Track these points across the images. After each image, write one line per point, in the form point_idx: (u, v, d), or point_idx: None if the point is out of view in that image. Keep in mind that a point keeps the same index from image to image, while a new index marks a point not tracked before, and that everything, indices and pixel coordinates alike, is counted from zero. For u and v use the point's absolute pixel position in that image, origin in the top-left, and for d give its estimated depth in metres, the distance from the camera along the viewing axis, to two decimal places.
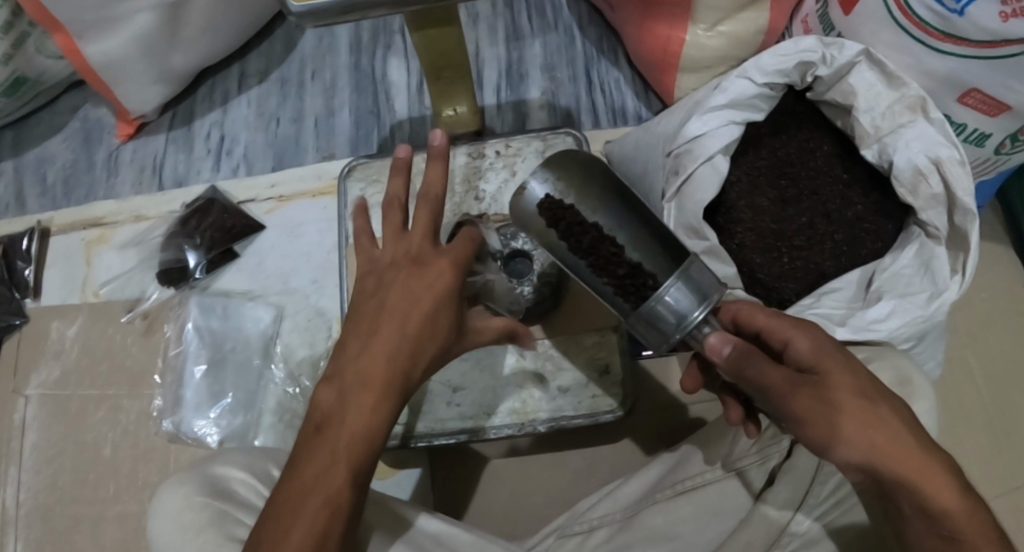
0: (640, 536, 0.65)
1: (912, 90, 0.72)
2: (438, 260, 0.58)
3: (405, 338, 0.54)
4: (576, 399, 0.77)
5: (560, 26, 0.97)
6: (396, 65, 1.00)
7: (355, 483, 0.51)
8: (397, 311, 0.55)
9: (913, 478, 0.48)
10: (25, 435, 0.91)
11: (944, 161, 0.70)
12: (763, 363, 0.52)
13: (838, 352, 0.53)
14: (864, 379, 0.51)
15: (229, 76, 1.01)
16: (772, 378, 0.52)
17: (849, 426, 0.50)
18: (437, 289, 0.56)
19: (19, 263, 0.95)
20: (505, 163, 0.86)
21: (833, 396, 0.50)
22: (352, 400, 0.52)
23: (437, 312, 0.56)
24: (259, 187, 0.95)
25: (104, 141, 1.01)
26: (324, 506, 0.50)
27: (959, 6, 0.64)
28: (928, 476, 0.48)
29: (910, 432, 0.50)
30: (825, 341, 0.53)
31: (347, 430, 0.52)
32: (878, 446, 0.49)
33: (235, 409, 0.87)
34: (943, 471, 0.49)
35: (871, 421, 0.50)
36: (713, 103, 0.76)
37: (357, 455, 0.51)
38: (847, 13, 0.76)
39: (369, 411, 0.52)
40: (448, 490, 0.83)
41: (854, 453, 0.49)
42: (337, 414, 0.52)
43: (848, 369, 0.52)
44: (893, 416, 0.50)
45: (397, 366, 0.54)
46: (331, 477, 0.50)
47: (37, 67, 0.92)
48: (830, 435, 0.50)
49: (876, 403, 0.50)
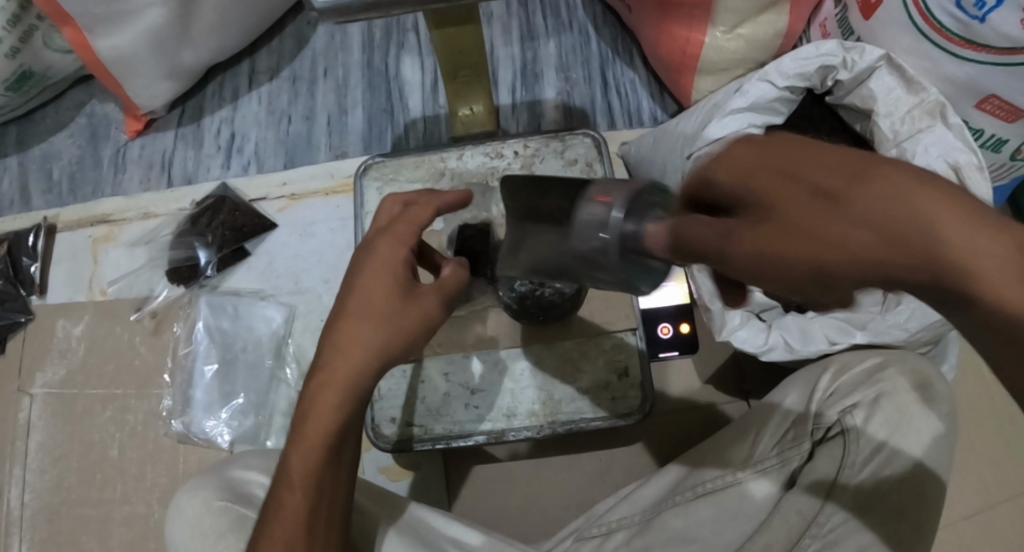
0: (661, 538, 0.65)
1: (931, 95, 0.72)
2: (383, 237, 0.56)
3: (353, 329, 0.52)
4: (594, 402, 0.76)
5: (575, 26, 0.97)
6: (409, 63, 0.99)
7: (317, 492, 0.51)
8: (349, 299, 0.54)
9: (950, 270, 0.32)
10: (30, 434, 0.89)
11: (963, 166, 0.71)
12: (696, 224, 0.37)
13: (773, 145, 0.35)
14: (824, 164, 0.34)
15: (239, 72, 1.00)
16: (710, 237, 0.36)
17: (818, 255, 0.33)
18: (369, 267, 0.55)
19: (24, 259, 0.93)
20: (523, 164, 0.85)
21: (784, 218, 0.34)
22: (306, 404, 0.52)
23: (374, 285, 0.54)
24: (270, 185, 0.95)
25: (111, 136, 1.00)
26: (288, 514, 0.51)
27: (981, 13, 0.64)
28: (987, 279, 0.31)
29: (939, 211, 0.32)
30: (739, 146, 0.36)
31: (301, 443, 0.51)
32: (878, 248, 0.32)
33: (246, 410, 0.87)
34: (1017, 258, 0.31)
35: (849, 226, 0.32)
36: (733, 106, 0.75)
37: (309, 461, 0.51)
38: (867, 18, 0.76)
39: (318, 413, 0.51)
40: (462, 490, 0.83)
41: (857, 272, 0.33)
42: (297, 425, 0.52)
43: (789, 164, 0.34)
44: (898, 203, 0.32)
45: (349, 362, 0.52)
46: (289, 492, 0.51)
47: (44, 61, 0.91)
48: (802, 278, 0.34)
49: (844, 198, 0.33)
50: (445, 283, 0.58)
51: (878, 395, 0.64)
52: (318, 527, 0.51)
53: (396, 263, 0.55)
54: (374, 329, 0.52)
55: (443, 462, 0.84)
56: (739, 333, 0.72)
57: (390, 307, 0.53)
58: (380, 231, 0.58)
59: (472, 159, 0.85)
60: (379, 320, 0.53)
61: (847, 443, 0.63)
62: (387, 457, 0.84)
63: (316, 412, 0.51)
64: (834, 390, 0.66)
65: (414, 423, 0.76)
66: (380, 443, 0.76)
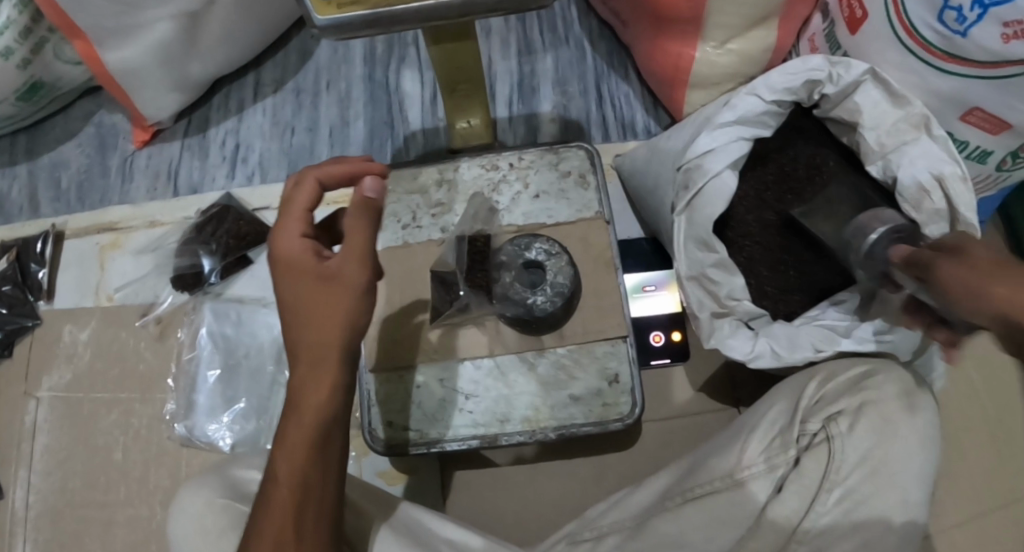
0: (651, 543, 0.67)
1: (916, 108, 0.74)
2: (277, 235, 0.56)
3: (303, 330, 0.54)
4: (586, 407, 0.78)
5: (572, 41, 0.99)
6: (410, 77, 1.02)
7: (304, 489, 0.53)
8: (285, 310, 0.54)
9: None
10: (36, 436, 0.91)
11: (947, 177, 0.73)
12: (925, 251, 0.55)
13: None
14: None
15: (244, 85, 1.03)
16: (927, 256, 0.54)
17: (970, 281, 0.49)
18: (283, 269, 0.55)
19: (32, 265, 0.96)
20: (518, 175, 0.87)
21: (979, 262, 0.50)
22: (293, 402, 0.53)
23: (298, 284, 0.54)
24: (273, 195, 0.97)
25: (120, 146, 1.02)
26: (280, 511, 0.52)
27: (963, 28, 0.65)
28: None
29: None
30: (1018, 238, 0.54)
31: (290, 441, 0.53)
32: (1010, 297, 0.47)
33: (248, 414, 0.89)
34: None
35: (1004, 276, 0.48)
36: (722, 120, 0.77)
37: (298, 459, 0.53)
38: (853, 33, 0.78)
39: (304, 415, 0.53)
40: (456, 494, 0.85)
41: (993, 316, 0.48)
42: (282, 427, 0.54)
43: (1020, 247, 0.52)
44: None
45: (322, 363, 0.53)
46: (279, 489, 0.53)
47: (54, 72, 0.93)
48: (955, 294, 0.50)
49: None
50: (356, 241, 0.55)
51: (862, 404, 0.66)
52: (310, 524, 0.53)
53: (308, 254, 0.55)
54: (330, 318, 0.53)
55: (439, 467, 0.86)
56: (728, 342, 0.74)
57: (315, 298, 0.54)
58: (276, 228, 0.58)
59: (468, 170, 0.87)
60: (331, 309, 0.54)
61: (832, 451, 0.64)
62: (385, 462, 0.86)
63: (302, 409, 0.53)
64: (820, 398, 0.68)
65: (411, 428, 0.78)
66: (372, 445, 0.78)
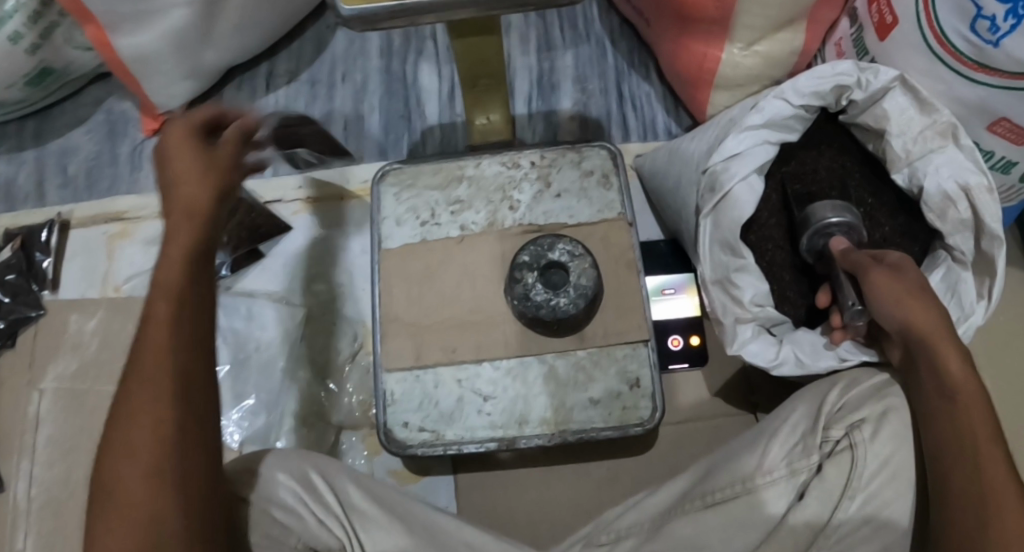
0: (668, 546, 0.66)
1: (943, 116, 0.74)
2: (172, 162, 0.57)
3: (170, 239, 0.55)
4: (606, 410, 0.77)
5: (592, 38, 0.98)
6: (427, 70, 1.00)
7: (162, 411, 0.51)
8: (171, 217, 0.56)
9: (934, 347, 0.63)
10: (38, 427, 0.89)
11: (973, 187, 0.73)
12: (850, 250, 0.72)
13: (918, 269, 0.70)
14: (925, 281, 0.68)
15: (256, 75, 1.01)
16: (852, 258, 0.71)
17: (891, 292, 0.66)
18: (181, 185, 0.56)
19: (37, 254, 0.94)
20: (540, 173, 0.85)
21: (899, 275, 0.67)
22: (143, 338, 0.53)
23: (194, 202, 0.56)
24: (286, 187, 0.95)
25: (130, 134, 1.01)
26: (151, 402, 0.51)
27: (995, 38, 0.64)
28: (938, 350, 0.63)
29: (938, 321, 0.64)
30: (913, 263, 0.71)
31: (158, 329, 0.52)
32: (914, 316, 0.65)
33: (257, 411, 0.87)
34: (964, 374, 0.62)
35: (916, 295, 0.65)
36: (748, 123, 0.76)
37: (172, 340, 0.52)
38: (882, 38, 0.77)
39: (170, 302, 0.53)
40: (470, 494, 0.84)
41: (896, 318, 0.66)
42: (148, 318, 0.53)
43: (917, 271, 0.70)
44: (939, 312, 0.65)
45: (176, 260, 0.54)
46: (138, 405, 0.51)
47: (64, 58, 0.91)
48: (871, 297, 0.67)
49: (927, 289, 0.66)
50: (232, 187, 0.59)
51: (886, 410, 0.65)
52: (194, 438, 0.52)
53: (203, 165, 0.57)
54: (184, 232, 0.55)
55: (451, 468, 0.85)
56: (750, 347, 0.74)
57: (187, 209, 0.55)
58: (187, 153, 0.57)
59: (488, 168, 0.86)
60: (200, 220, 0.56)
61: (855, 458, 0.63)
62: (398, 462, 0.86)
63: (150, 346, 0.52)
64: (843, 405, 0.67)
65: (427, 428, 0.78)
66: (395, 448, 0.77)
